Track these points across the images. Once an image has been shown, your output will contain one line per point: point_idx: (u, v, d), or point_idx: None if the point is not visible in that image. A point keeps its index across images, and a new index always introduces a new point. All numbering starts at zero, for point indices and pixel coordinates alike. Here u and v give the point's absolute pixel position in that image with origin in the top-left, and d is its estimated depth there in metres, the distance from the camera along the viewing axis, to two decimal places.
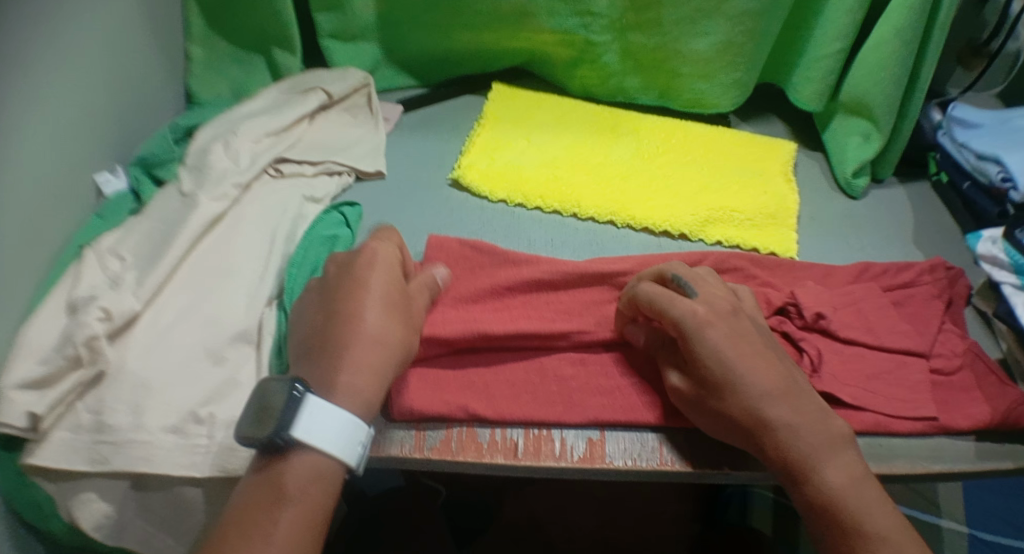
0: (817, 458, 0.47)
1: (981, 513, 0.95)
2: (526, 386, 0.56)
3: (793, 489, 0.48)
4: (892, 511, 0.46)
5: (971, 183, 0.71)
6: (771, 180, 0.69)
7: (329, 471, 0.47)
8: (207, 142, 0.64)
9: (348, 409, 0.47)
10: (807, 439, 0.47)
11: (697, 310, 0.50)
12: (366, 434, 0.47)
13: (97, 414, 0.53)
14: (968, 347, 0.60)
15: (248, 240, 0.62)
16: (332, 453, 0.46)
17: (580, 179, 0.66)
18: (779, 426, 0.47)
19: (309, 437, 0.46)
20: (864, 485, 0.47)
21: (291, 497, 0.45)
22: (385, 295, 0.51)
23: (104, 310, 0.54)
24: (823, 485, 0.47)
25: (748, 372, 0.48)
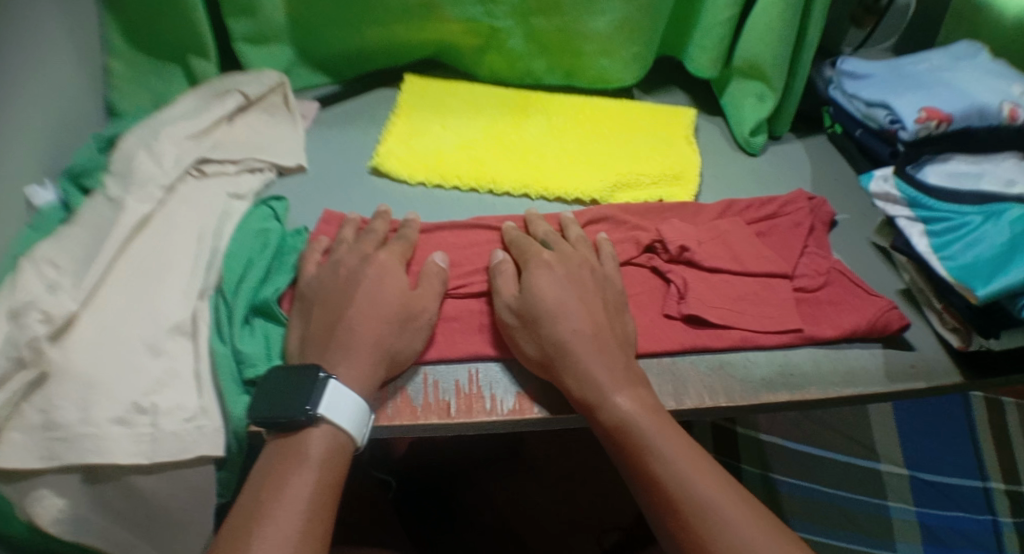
0: (609, 389, 0.56)
1: (919, 454, 0.99)
2: (453, 347, 0.62)
3: (591, 417, 0.57)
4: (676, 439, 0.55)
5: (863, 130, 0.78)
6: (675, 144, 0.73)
7: (341, 446, 0.56)
8: (131, 149, 0.67)
9: (354, 392, 0.56)
10: (599, 376, 0.57)
11: (543, 254, 0.62)
12: (371, 419, 0.58)
13: (46, 413, 0.55)
14: (833, 266, 0.70)
15: (179, 237, 0.65)
16: (345, 426, 0.56)
17: (493, 157, 0.70)
18: (576, 355, 0.57)
19: (329, 412, 0.55)
20: (652, 417, 0.56)
21: (313, 462, 0.55)
22: (380, 310, 0.59)
23: (45, 313, 0.57)
24: (616, 410, 0.56)
25: (559, 315, 0.58)
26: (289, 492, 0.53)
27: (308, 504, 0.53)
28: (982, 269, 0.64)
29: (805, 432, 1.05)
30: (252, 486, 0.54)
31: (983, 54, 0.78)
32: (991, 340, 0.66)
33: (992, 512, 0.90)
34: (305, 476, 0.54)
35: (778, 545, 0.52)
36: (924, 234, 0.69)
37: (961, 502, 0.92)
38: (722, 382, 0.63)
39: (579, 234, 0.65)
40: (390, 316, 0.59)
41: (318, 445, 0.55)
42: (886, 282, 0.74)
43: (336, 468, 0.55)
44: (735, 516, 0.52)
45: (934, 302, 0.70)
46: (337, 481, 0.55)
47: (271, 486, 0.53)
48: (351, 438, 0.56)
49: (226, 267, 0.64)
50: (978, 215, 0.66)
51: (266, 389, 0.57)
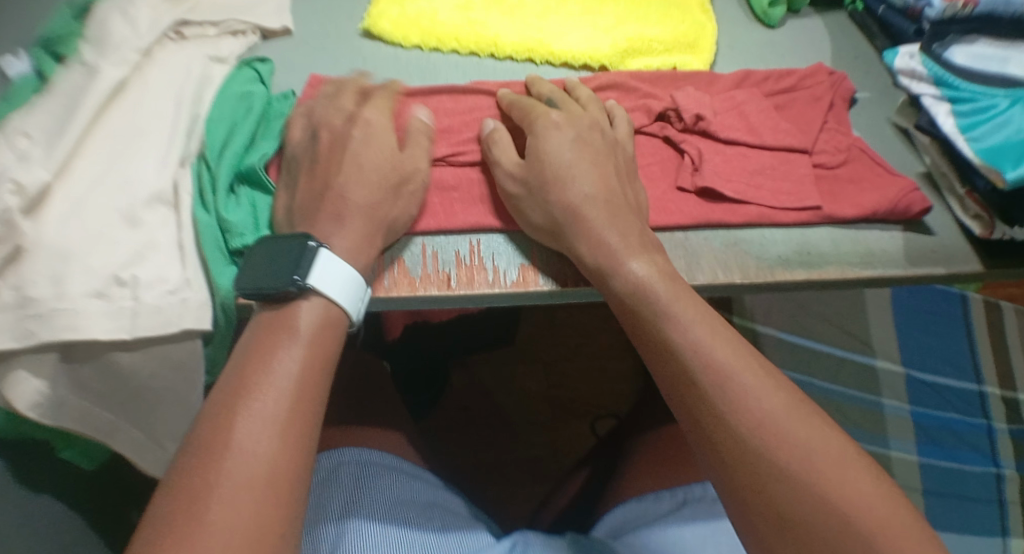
0: (622, 254, 0.54)
1: (915, 353, 0.96)
2: (452, 216, 0.58)
3: (603, 287, 0.55)
4: (695, 308, 0.52)
5: (886, 7, 0.73)
6: (690, 10, 0.68)
7: (335, 321, 0.53)
8: (104, 13, 0.62)
9: (349, 264, 0.53)
10: (609, 243, 0.54)
11: (552, 114, 0.58)
12: (366, 292, 0.54)
13: (18, 289, 0.51)
14: (853, 144, 0.66)
15: (156, 104, 0.60)
16: (336, 300, 0.52)
17: (494, 18, 0.65)
18: (584, 218, 0.55)
19: (321, 283, 0.52)
20: (669, 285, 0.53)
21: (303, 336, 0.51)
22: (371, 173, 0.55)
23: (15, 182, 0.53)
24: (630, 277, 0.53)
25: (571, 177, 0.56)
26: (279, 368, 0.50)
27: (297, 381, 0.50)
28: (1009, 151, 0.60)
29: (803, 323, 1.02)
30: (238, 354, 0.51)
31: None
32: (1016, 228, 0.64)
33: (985, 416, 0.89)
34: (293, 351, 0.50)
35: (799, 418, 0.49)
36: (950, 113, 0.66)
37: (956, 403, 0.91)
38: (735, 258, 0.60)
39: (589, 94, 0.61)
40: (379, 180, 0.55)
41: (308, 318, 0.52)
42: (907, 164, 0.70)
43: (328, 347, 0.52)
44: (755, 390, 0.49)
45: (956, 187, 0.67)
46: (328, 357, 0.52)
47: (258, 358, 0.50)
48: (342, 312, 0.53)
49: (206, 136, 0.60)
50: (1005, 98, 0.62)
51: (254, 259, 0.53)
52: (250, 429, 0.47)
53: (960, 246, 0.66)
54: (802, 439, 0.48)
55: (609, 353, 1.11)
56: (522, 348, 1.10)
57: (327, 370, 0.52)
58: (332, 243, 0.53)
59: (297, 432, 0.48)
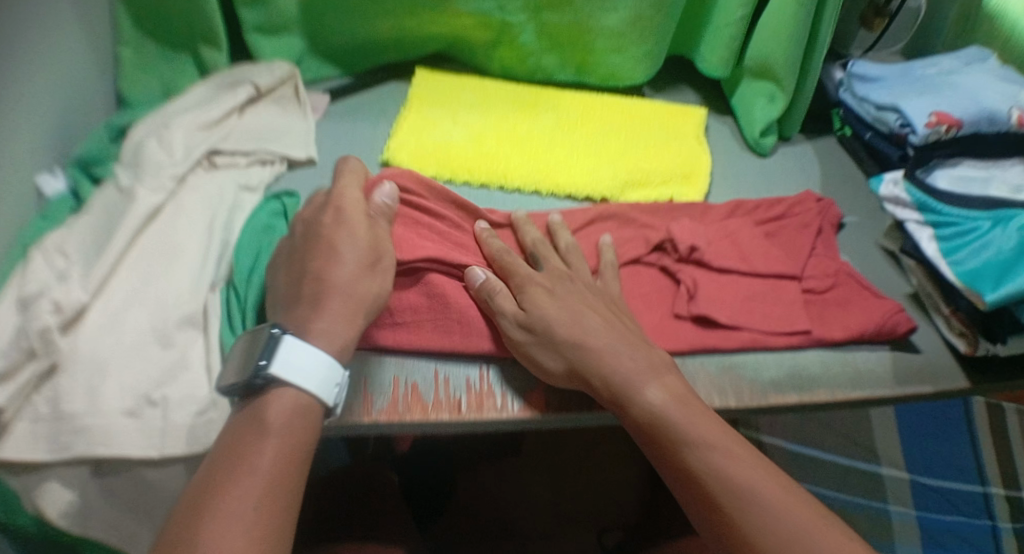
0: (637, 380, 0.55)
1: (918, 457, 1.01)
2: (467, 345, 0.61)
3: (623, 413, 0.55)
4: (709, 424, 0.53)
5: (873, 133, 0.77)
6: (685, 143, 0.74)
7: (306, 405, 0.52)
8: (141, 138, 0.66)
9: (319, 347, 0.53)
10: (623, 368, 0.55)
11: (535, 276, 0.60)
12: (343, 375, 0.54)
13: (55, 404, 0.54)
14: (840, 268, 0.70)
15: (189, 227, 0.64)
16: (304, 387, 0.52)
17: (505, 152, 0.70)
18: (596, 352, 0.56)
19: (282, 371, 0.51)
20: (683, 407, 0.54)
21: (273, 426, 0.50)
22: (356, 291, 0.55)
23: (55, 303, 0.56)
24: (647, 405, 0.54)
25: (584, 337, 0.57)
26: (255, 464, 0.49)
27: (270, 473, 0.49)
28: (989, 273, 0.63)
29: (806, 432, 1.05)
30: (218, 447, 0.50)
31: (991, 60, 0.81)
32: (999, 345, 0.66)
33: (990, 517, 0.93)
34: (264, 445, 0.49)
35: (806, 510, 0.50)
36: (933, 237, 0.68)
37: (961, 506, 0.95)
38: (739, 382, 0.63)
39: (568, 241, 0.64)
40: (366, 296, 0.56)
41: (282, 407, 0.51)
42: (895, 286, 0.73)
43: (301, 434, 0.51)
44: (780, 506, 0.49)
45: (942, 306, 0.69)
46: (303, 445, 0.51)
47: (235, 453, 0.49)
48: (317, 399, 0.52)
49: (236, 261, 0.63)
50: (989, 221, 0.66)
51: (234, 356, 0.54)
52: (222, 530, 0.46)
53: (948, 363, 0.68)
54: (808, 530, 0.48)
55: (617, 463, 1.11)
56: (528, 453, 1.10)
57: (305, 460, 0.51)
58: (314, 336, 0.53)
59: (278, 527, 0.47)
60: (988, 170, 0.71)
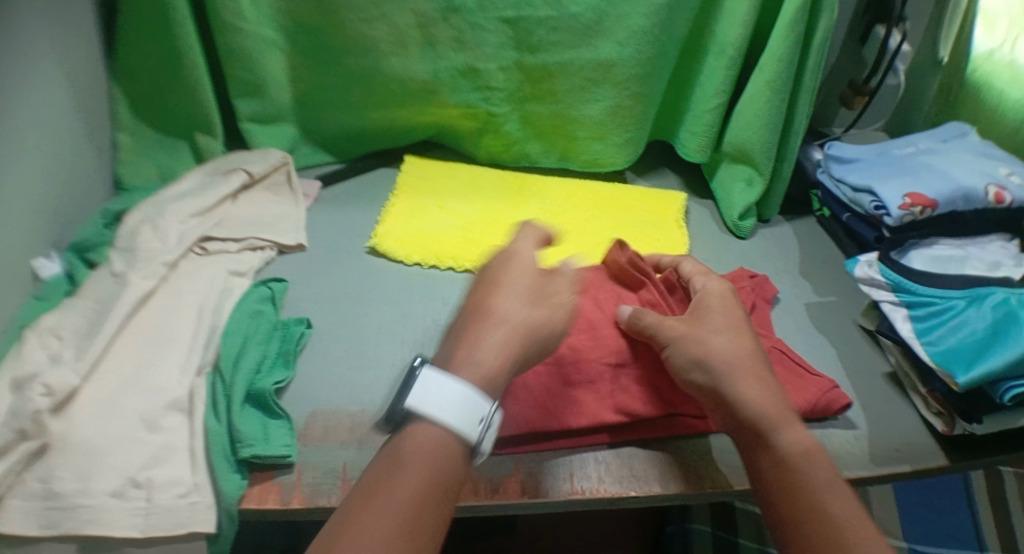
0: (777, 420, 0.54)
1: (919, 527, 0.99)
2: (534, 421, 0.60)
3: (748, 450, 0.54)
4: (822, 468, 0.52)
5: (851, 214, 0.79)
6: (665, 227, 0.76)
7: (448, 444, 0.46)
8: (135, 225, 0.68)
9: (461, 381, 0.47)
10: (758, 407, 0.54)
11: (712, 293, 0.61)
12: (486, 410, 0.47)
13: (46, 482, 0.53)
14: (774, 345, 0.68)
15: (182, 312, 0.65)
16: (447, 420, 0.46)
17: (487, 238, 0.74)
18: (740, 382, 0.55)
19: (421, 405, 0.47)
20: (811, 457, 0.53)
21: (411, 460, 0.45)
22: (510, 352, 0.50)
23: (46, 386, 0.55)
24: (781, 446, 0.53)
25: (713, 348, 0.57)
26: (386, 508, 0.42)
27: (406, 520, 0.42)
28: (963, 354, 0.61)
29: None
30: (346, 501, 0.44)
31: (971, 134, 0.81)
32: (975, 424, 0.62)
33: None
34: (394, 487, 0.43)
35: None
36: (906, 318, 0.67)
37: None
38: (653, 465, 0.60)
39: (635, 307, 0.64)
40: (528, 358, 0.52)
41: (422, 442, 0.46)
42: (872, 366, 0.71)
43: (444, 464, 0.45)
44: None
45: (918, 386, 0.67)
46: (439, 484, 0.44)
47: (369, 500, 0.43)
48: (458, 435, 0.46)
49: (224, 345, 0.63)
50: (962, 299, 0.64)
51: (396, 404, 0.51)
52: None
53: (927, 442, 0.65)
54: None
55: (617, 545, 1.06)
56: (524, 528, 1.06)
57: (439, 501, 0.44)
58: (460, 369, 0.49)
59: None
60: (965, 247, 0.73)
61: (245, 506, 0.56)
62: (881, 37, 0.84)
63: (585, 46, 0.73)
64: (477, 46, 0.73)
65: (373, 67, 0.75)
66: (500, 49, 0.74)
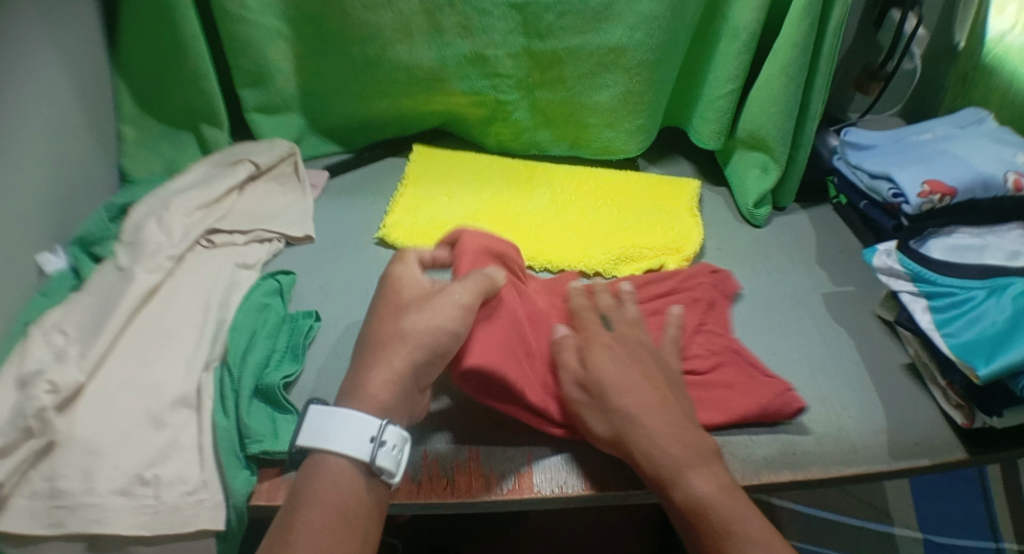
0: (685, 467, 0.51)
1: (934, 518, 0.98)
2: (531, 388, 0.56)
3: (664, 495, 0.52)
4: (752, 515, 0.50)
5: (868, 201, 0.77)
6: (677, 215, 0.75)
7: (347, 471, 0.50)
8: (140, 218, 0.67)
9: (355, 410, 0.51)
10: (670, 451, 0.51)
11: (602, 334, 0.58)
12: (378, 430, 0.51)
13: (51, 481, 0.52)
14: (727, 344, 0.65)
15: (188, 306, 0.64)
16: (341, 449, 0.50)
17: (497, 228, 0.72)
18: (646, 430, 0.52)
19: (314, 439, 0.51)
20: (730, 498, 0.51)
21: (311, 496, 0.49)
22: (396, 369, 0.53)
23: (51, 383, 0.54)
24: (691, 490, 0.51)
25: (620, 388, 0.53)
26: (295, 537, 0.47)
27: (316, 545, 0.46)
28: (983, 348, 0.60)
29: (817, 494, 1.01)
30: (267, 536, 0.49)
31: (988, 120, 0.79)
32: (995, 417, 0.61)
33: None
34: (304, 518, 0.48)
35: None
36: (927, 309, 0.65)
37: None
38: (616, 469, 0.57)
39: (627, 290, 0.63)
40: (422, 368, 0.53)
41: (326, 473, 0.50)
42: (890, 356, 0.69)
43: (339, 489, 0.49)
44: None
45: (938, 378, 0.65)
46: (342, 513, 0.48)
47: (279, 531, 0.48)
48: (355, 461, 0.50)
49: (233, 340, 0.61)
50: (982, 290, 0.63)
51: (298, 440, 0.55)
52: None
53: (948, 437, 0.64)
54: None
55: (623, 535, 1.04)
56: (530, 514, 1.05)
57: (345, 521, 0.48)
58: (354, 400, 0.52)
59: None
60: (983, 236, 0.70)
61: (256, 502, 0.56)
62: (896, 22, 0.83)
63: (595, 32, 0.71)
64: (485, 32, 0.72)
65: (379, 55, 0.74)
66: (508, 34, 0.72)
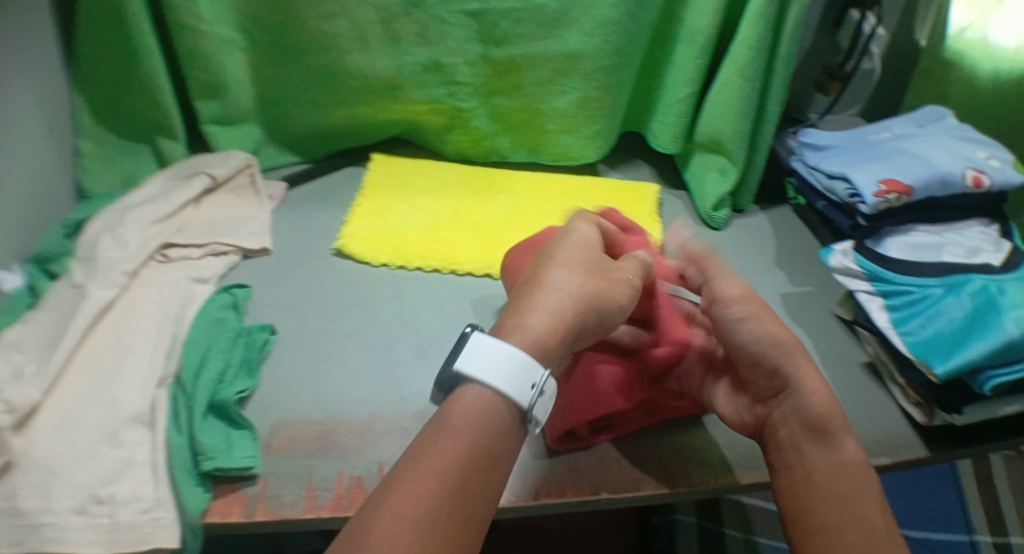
0: (834, 427, 0.53)
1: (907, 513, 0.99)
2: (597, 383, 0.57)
3: (806, 451, 0.53)
4: (854, 477, 0.52)
5: (826, 202, 0.77)
6: (637, 219, 0.75)
7: (499, 407, 0.47)
8: (95, 234, 0.67)
9: (515, 346, 0.48)
10: (813, 410, 0.53)
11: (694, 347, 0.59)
12: (538, 373, 0.48)
13: (9, 500, 0.51)
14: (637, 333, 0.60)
15: (143, 321, 0.63)
16: (495, 384, 0.47)
17: (456, 236, 0.73)
18: (804, 394, 0.53)
19: (471, 369, 0.48)
20: (864, 473, 0.52)
21: (457, 424, 0.46)
22: (564, 318, 0.50)
23: (7, 401, 0.54)
24: (835, 451, 0.52)
25: (780, 348, 0.54)
26: (438, 466, 0.44)
27: (456, 473, 0.44)
28: (941, 347, 0.60)
29: None
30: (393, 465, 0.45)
31: (949, 118, 0.80)
32: (956, 415, 0.61)
33: None
34: (464, 443, 0.45)
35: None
36: (883, 307, 0.66)
37: None
38: (616, 469, 0.58)
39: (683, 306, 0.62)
40: (585, 331, 0.52)
41: (466, 407, 0.47)
42: (849, 357, 0.70)
43: (496, 428, 0.46)
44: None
45: (896, 375, 0.66)
46: (488, 449, 0.45)
47: (413, 458, 0.45)
48: (506, 398, 0.47)
49: (186, 354, 0.61)
50: (938, 288, 0.64)
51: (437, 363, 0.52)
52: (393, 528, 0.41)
53: (913, 437, 0.63)
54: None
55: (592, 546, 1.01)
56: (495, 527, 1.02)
57: (487, 459, 0.45)
58: (510, 335, 0.49)
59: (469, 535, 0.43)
60: (942, 233, 0.71)
61: (211, 520, 0.55)
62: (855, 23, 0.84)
63: (552, 38, 0.71)
64: (441, 39, 0.72)
65: (336, 64, 0.73)
66: (465, 41, 0.72)
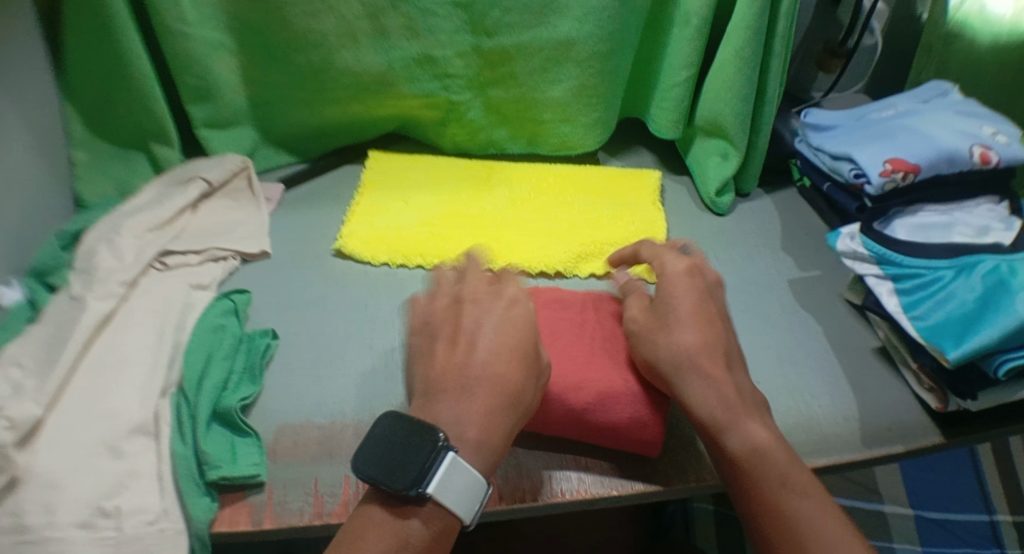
0: (734, 419, 0.51)
1: (924, 494, 1.00)
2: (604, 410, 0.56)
3: (713, 444, 0.52)
4: (773, 461, 0.50)
5: (831, 183, 0.76)
6: (638, 208, 0.74)
7: (448, 524, 0.47)
8: (93, 244, 0.65)
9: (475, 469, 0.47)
10: (707, 401, 0.52)
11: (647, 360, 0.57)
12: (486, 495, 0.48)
13: (16, 516, 0.50)
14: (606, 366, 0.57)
15: (141, 331, 0.63)
16: (455, 509, 0.46)
17: (454, 232, 0.72)
18: (691, 384, 0.52)
19: (440, 495, 0.46)
20: (778, 454, 0.50)
21: (404, 540, 0.45)
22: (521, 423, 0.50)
23: (7, 418, 0.52)
24: (736, 444, 0.51)
25: (673, 342, 0.54)
26: None
27: None
28: (952, 331, 0.59)
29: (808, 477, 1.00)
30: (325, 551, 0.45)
31: (953, 93, 0.78)
32: (969, 400, 0.60)
33: (999, 545, 0.95)
34: None
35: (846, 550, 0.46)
36: (893, 291, 0.65)
37: (968, 538, 0.96)
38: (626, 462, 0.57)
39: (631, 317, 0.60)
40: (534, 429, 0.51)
41: (419, 525, 0.46)
42: (859, 341, 0.69)
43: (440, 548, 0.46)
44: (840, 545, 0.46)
45: (909, 360, 0.64)
46: None
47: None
48: (457, 522, 0.47)
49: (188, 364, 0.60)
50: (949, 270, 0.62)
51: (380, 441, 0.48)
52: None
53: (922, 420, 0.63)
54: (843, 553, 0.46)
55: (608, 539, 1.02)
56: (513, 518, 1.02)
57: None
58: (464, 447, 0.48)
59: None
60: (951, 213, 0.70)
61: (217, 529, 0.54)
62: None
63: (544, 26, 0.70)
64: (431, 32, 0.71)
65: (325, 62, 0.72)
66: (456, 33, 0.71)
